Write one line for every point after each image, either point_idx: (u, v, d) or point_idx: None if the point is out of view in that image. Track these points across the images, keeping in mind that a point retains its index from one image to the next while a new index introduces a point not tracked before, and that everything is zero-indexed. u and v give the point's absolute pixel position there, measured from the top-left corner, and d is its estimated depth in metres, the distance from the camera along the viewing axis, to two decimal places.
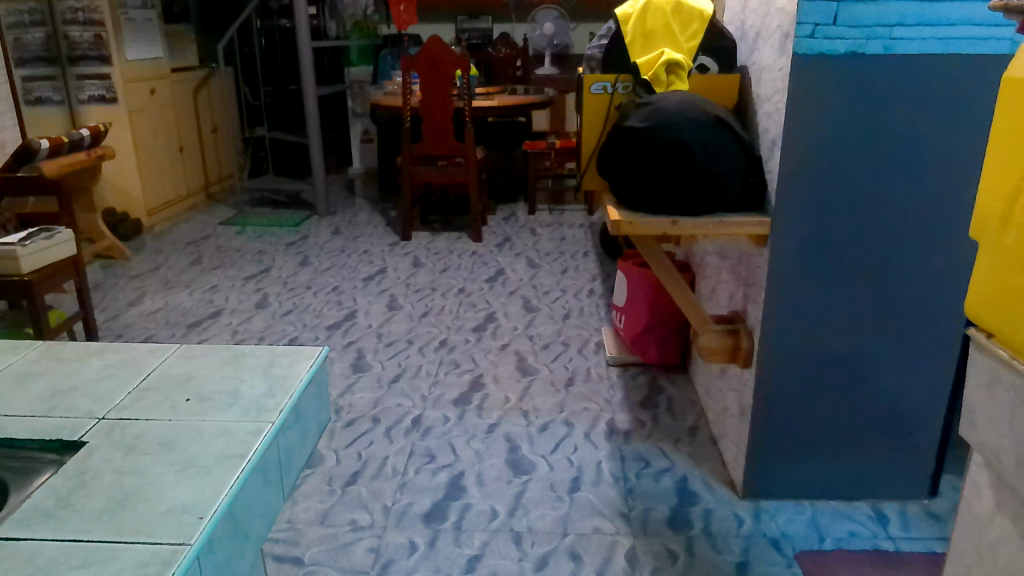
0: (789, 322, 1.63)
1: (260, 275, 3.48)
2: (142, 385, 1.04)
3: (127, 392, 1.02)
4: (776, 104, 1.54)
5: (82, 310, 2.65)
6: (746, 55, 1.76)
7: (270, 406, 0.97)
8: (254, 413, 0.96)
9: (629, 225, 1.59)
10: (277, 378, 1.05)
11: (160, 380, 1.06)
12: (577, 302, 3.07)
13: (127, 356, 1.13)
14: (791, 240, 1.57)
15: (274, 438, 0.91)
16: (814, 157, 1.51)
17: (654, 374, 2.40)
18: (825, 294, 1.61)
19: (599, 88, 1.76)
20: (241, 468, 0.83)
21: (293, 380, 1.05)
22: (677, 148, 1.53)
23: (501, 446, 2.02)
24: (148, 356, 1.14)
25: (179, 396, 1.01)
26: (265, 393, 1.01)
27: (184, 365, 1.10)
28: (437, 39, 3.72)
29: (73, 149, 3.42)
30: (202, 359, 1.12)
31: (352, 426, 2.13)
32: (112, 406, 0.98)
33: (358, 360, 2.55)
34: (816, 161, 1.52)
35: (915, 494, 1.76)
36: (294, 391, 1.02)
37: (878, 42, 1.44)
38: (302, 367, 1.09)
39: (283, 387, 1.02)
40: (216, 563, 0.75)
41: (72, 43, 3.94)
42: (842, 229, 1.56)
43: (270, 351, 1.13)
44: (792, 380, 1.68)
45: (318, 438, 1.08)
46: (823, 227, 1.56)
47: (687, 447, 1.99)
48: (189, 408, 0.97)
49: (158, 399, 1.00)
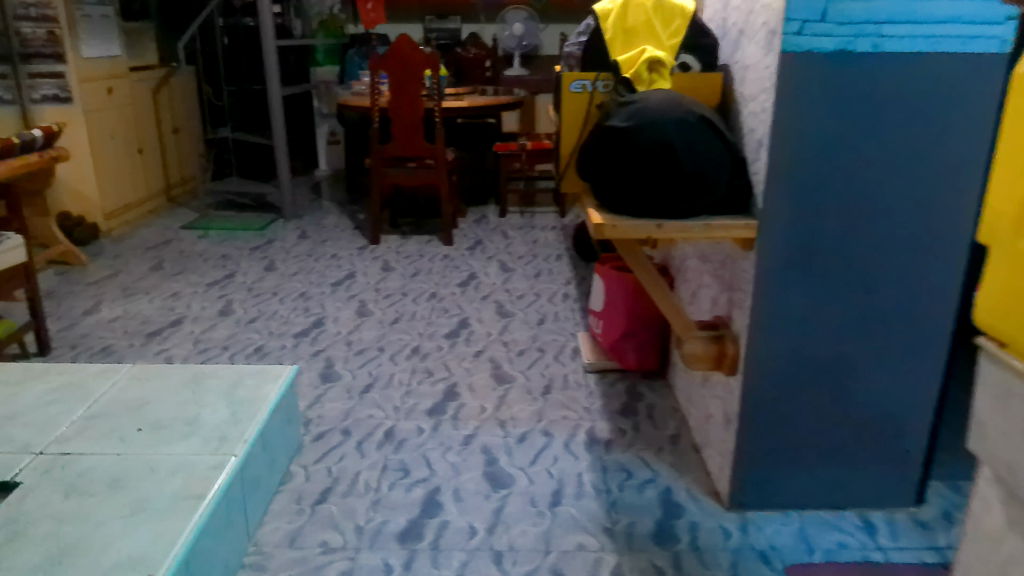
0: (776, 324, 1.58)
1: (224, 281, 3.36)
2: (83, 417, 1.62)
3: (68, 423, 1.60)
4: (761, 105, 1.50)
5: (35, 319, 2.56)
6: (728, 53, 1.71)
7: (234, 438, 1.55)
8: (216, 446, 1.53)
9: (612, 229, 1.53)
10: (238, 405, 1.68)
11: (104, 411, 1.64)
12: (552, 306, 3.01)
13: (77, 382, 1.77)
14: (782, 238, 1.52)
15: (243, 462, 1.50)
16: (805, 155, 1.46)
17: (633, 381, 2.34)
18: (811, 296, 1.57)
19: (579, 86, 1.69)
20: (207, 500, 1.35)
21: (263, 403, 1.69)
22: (663, 150, 1.48)
23: (478, 458, 1.95)
24: (96, 381, 1.78)
25: (131, 428, 1.58)
26: (227, 427, 1.60)
27: (130, 393, 1.72)
28: (406, 37, 3.63)
29: (25, 150, 3.27)
30: (150, 386, 1.75)
31: (320, 440, 2.04)
32: (55, 436, 1.55)
33: (328, 369, 2.46)
34: (806, 162, 1.47)
35: (902, 501, 1.73)
36: (265, 410, 1.66)
37: (867, 40, 1.40)
38: (275, 385, 1.77)
39: (248, 418, 1.63)
40: (256, 488, 1.58)
41: (25, 40, 3.78)
42: (831, 230, 1.52)
43: (225, 375, 1.81)
44: (782, 385, 1.63)
45: (268, 456, 1.65)
46: (812, 226, 1.52)
47: (670, 457, 1.94)
48: (136, 439, 1.54)
49: (101, 430, 1.57)
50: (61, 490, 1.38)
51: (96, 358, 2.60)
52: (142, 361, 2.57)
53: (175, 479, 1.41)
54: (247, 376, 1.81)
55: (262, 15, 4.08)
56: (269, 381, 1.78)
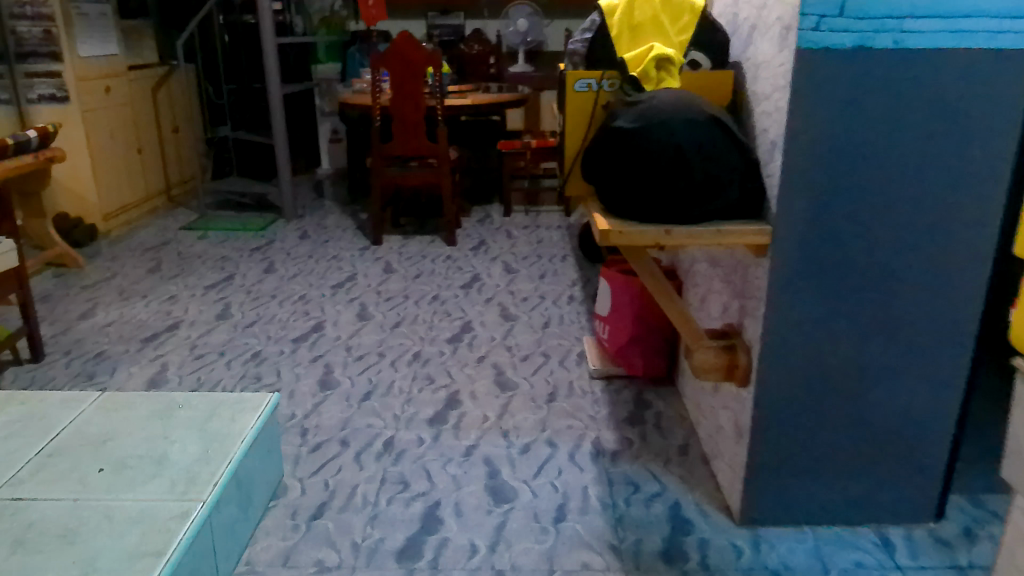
0: (790, 333, 1.51)
1: (222, 283, 3.30)
2: (41, 455, 1.55)
3: (25, 462, 1.53)
4: (775, 104, 1.42)
5: (27, 324, 2.51)
6: (740, 49, 1.64)
7: (204, 480, 1.47)
8: (183, 490, 1.44)
9: (618, 235, 1.45)
10: (210, 439, 1.60)
11: (65, 448, 1.57)
12: (557, 309, 2.94)
13: (42, 415, 1.70)
14: (796, 242, 1.44)
15: (212, 508, 1.42)
16: (822, 156, 1.39)
17: (640, 388, 2.27)
18: (827, 303, 1.49)
19: (584, 85, 1.62)
20: (167, 554, 1.26)
21: (239, 439, 1.60)
22: (671, 153, 1.41)
23: (479, 470, 1.89)
24: (61, 414, 1.71)
25: (91, 467, 1.51)
26: (199, 465, 1.51)
27: (95, 427, 1.65)
28: (408, 34, 3.56)
29: (19, 152, 3.22)
30: (119, 418, 1.69)
31: (317, 451, 1.98)
32: (10, 477, 1.48)
33: (326, 376, 2.40)
34: (823, 163, 1.39)
35: (921, 516, 1.66)
36: (239, 448, 1.57)
37: (887, 35, 1.32)
38: (254, 415, 1.69)
39: (221, 456, 1.54)
40: (226, 533, 1.50)
41: (20, 38, 3.72)
42: (849, 234, 1.45)
43: (199, 405, 1.74)
44: (797, 396, 1.56)
45: (242, 497, 1.57)
46: (829, 231, 1.44)
47: (678, 469, 1.87)
48: (95, 481, 1.47)
49: (59, 470, 1.50)
50: (8, 544, 1.30)
51: (90, 364, 2.55)
52: (137, 367, 2.52)
53: (134, 531, 1.32)
54: (225, 406, 1.73)
55: (261, 12, 4.02)
56: (247, 413, 1.70)
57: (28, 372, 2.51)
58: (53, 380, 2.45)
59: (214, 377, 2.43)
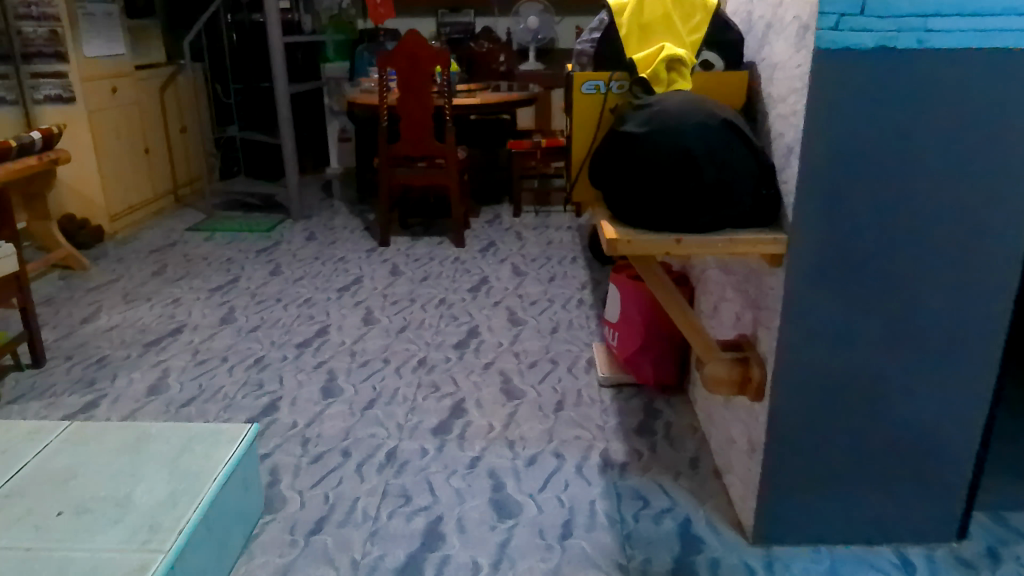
0: (806, 342, 1.44)
1: (227, 286, 3.27)
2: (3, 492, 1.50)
3: None
4: (792, 107, 1.36)
5: (28, 329, 2.49)
6: (755, 49, 1.57)
7: (171, 524, 1.39)
8: (149, 536, 1.37)
9: (626, 244, 1.39)
10: (182, 477, 1.53)
11: (27, 486, 1.51)
12: (566, 313, 2.87)
13: (7, 448, 1.64)
14: (814, 248, 1.38)
15: (178, 555, 1.34)
16: (842, 158, 1.32)
17: (651, 397, 2.21)
18: (845, 312, 1.42)
19: (592, 87, 1.56)
20: None
21: (212, 475, 1.54)
22: (682, 159, 1.35)
23: (483, 483, 1.83)
24: (26, 446, 1.65)
25: (53, 508, 1.45)
26: (168, 506, 1.44)
27: (60, 461, 1.59)
28: (415, 33, 3.50)
29: (23, 154, 3.20)
30: (86, 451, 1.63)
31: (318, 462, 1.94)
32: None
33: (330, 383, 2.35)
34: (843, 165, 1.33)
35: (942, 536, 1.59)
36: (211, 487, 1.50)
37: (911, 35, 1.25)
38: (230, 448, 1.63)
39: (192, 497, 1.47)
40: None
41: (26, 39, 3.69)
42: (869, 239, 1.38)
43: (172, 438, 1.67)
44: (814, 409, 1.49)
45: (215, 540, 1.49)
46: (848, 236, 1.37)
47: (689, 483, 1.81)
48: (56, 523, 1.40)
49: (20, 511, 1.44)
50: None
51: (91, 370, 2.51)
52: (138, 373, 2.48)
53: None
54: (199, 439, 1.67)
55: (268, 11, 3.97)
56: (223, 445, 1.64)
57: (28, 377, 2.48)
58: (53, 386, 2.42)
59: (215, 383, 2.39)
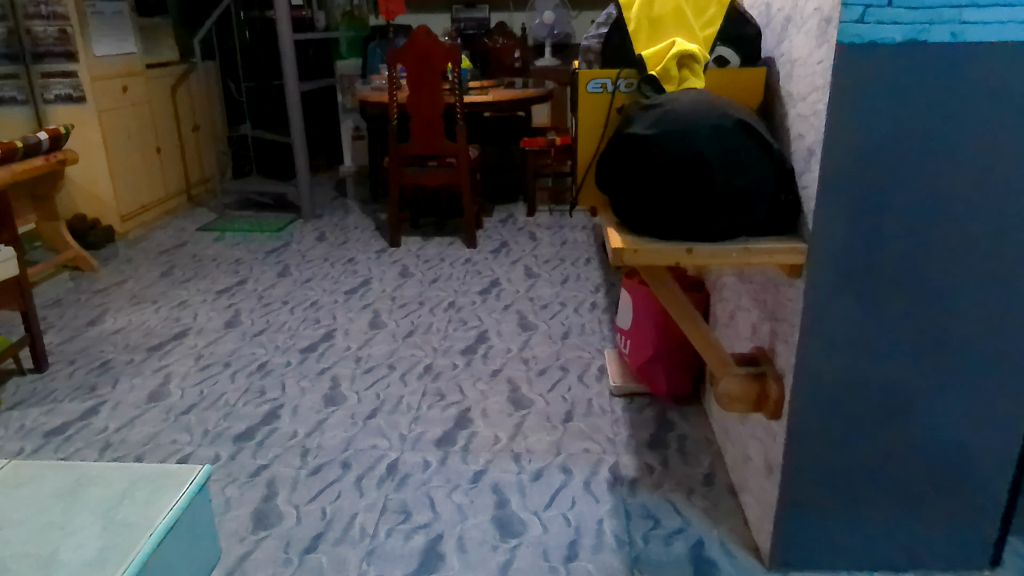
0: (828, 351, 1.34)
1: (234, 288, 3.22)
2: None
3: None
4: (813, 106, 1.27)
5: (29, 333, 2.45)
6: (773, 44, 1.48)
7: None
8: None
9: (634, 254, 1.31)
10: (114, 528, 1.22)
11: None
12: (578, 318, 2.79)
13: None
14: (836, 249, 1.28)
15: None
16: (869, 153, 1.22)
17: (664, 407, 2.12)
18: (870, 319, 1.32)
19: (598, 85, 1.47)
20: None
21: (149, 530, 1.21)
22: (694, 163, 1.26)
23: (487, 499, 1.76)
24: None
25: None
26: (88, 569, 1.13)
27: None
28: (425, 29, 3.43)
29: (29, 154, 3.17)
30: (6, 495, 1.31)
31: (317, 474, 1.88)
32: None
33: (332, 391, 2.29)
34: (870, 161, 1.23)
35: (974, 564, 1.48)
36: (144, 545, 1.18)
37: (945, 28, 1.15)
38: (177, 495, 1.30)
39: (119, 557, 1.15)
40: None
41: (36, 38, 3.66)
42: (895, 240, 1.27)
43: (112, 478, 1.35)
44: (835, 424, 1.39)
45: None
46: (873, 236, 1.27)
47: (702, 501, 1.72)
48: None
49: None
50: None
51: (92, 375, 2.47)
52: (140, 379, 2.43)
53: None
54: (142, 483, 1.33)
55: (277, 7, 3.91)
56: (167, 492, 1.31)
57: (29, 382, 2.44)
58: (54, 391, 2.37)
59: (217, 390, 2.33)
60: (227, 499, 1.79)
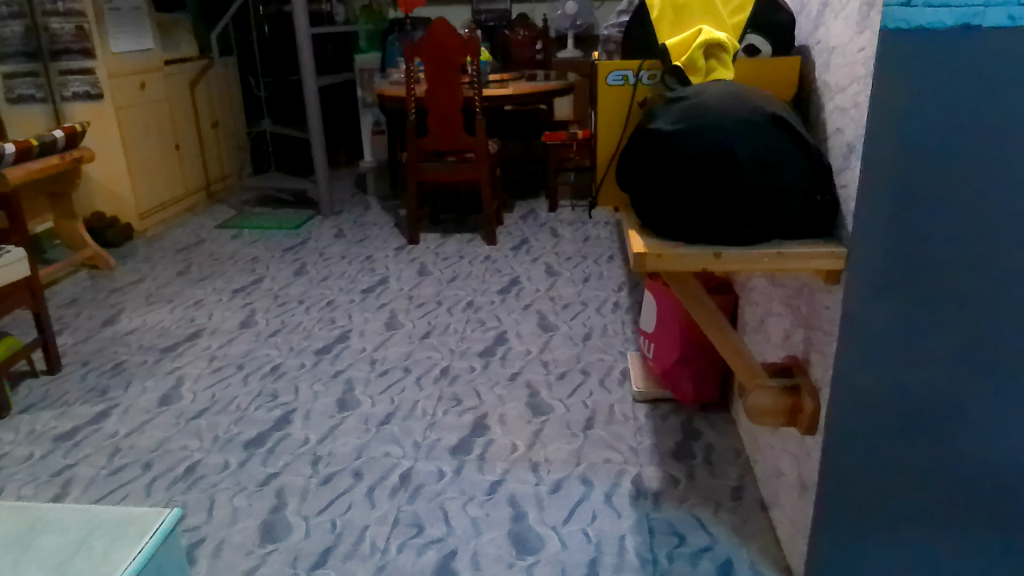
0: (869, 356, 1.23)
1: (250, 287, 3.17)
2: None
3: None
4: (853, 98, 1.16)
5: (41, 335, 2.42)
6: (808, 32, 1.38)
7: None
8: None
9: (657, 259, 1.21)
10: None
11: None
12: (600, 318, 2.70)
13: None
14: (877, 246, 1.17)
15: None
16: (913, 146, 1.11)
17: (689, 415, 2.03)
18: (915, 325, 1.20)
19: (619, 77, 1.38)
20: None
21: None
22: (723, 161, 1.16)
23: (503, 512, 1.68)
24: None
25: None
26: None
27: None
28: (443, 20, 3.36)
29: (45, 153, 3.14)
30: None
31: (328, 484, 1.81)
32: None
33: (346, 395, 2.22)
34: (915, 151, 1.11)
35: None
36: None
37: (1001, 10, 1.04)
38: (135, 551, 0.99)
39: None
40: None
41: (53, 35, 3.65)
42: (943, 240, 1.16)
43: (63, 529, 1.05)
44: (878, 436, 1.27)
45: None
46: (919, 237, 1.16)
47: (730, 517, 1.63)
48: None
49: None
50: None
51: (105, 378, 2.43)
52: (152, 381, 2.39)
53: None
54: (103, 530, 1.03)
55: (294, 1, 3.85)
56: (125, 546, 1.00)
57: (42, 385, 2.40)
58: (66, 394, 2.34)
59: (228, 394, 2.28)
60: (235, 510, 1.73)
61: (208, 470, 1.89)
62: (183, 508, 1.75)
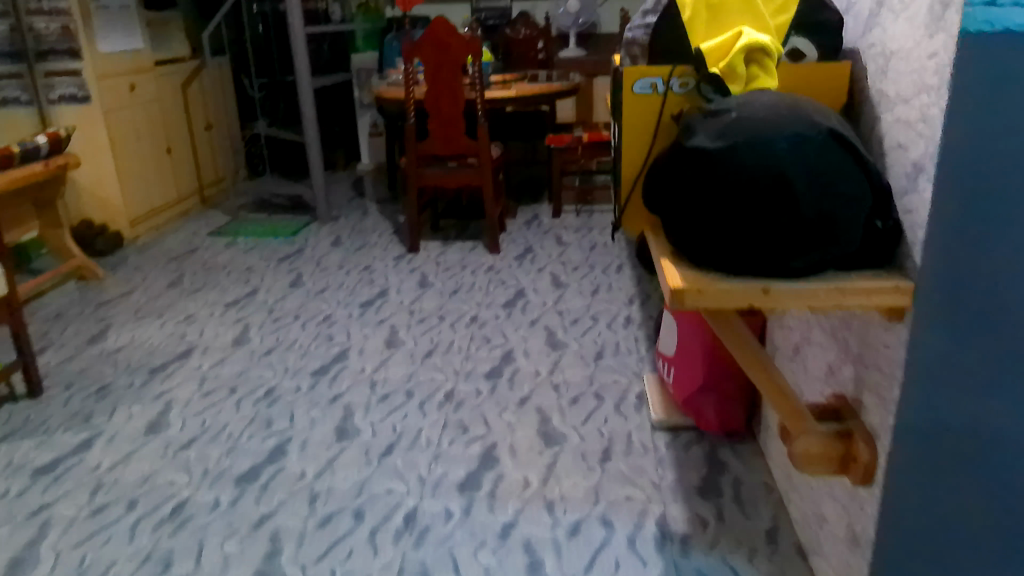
0: (927, 402, 1.05)
1: (244, 300, 3.03)
2: None
3: None
4: (920, 111, 1.01)
5: (22, 357, 2.27)
6: (858, 34, 1.23)
7: None
8: None
9: (696, 296, 1.07)
10: None
11: None
12: (612, 335, 2.56)
13: None
14: (942, 279, 1.00)
15: None
16: (993, 168, 0.93)
17: (713, 445, 1.89)
18: (990, 374, 1.02)
19: (647, 85, 1.23)
20: None
21: None
22: (773, 184, 1.02)
23: (518, 559, 1.54)
24: None
25: None
26: None
27: None
28: (443, 19, 3.20)
29: (27, 160, 2.99)
30: None
31: (328, 525, 1.67)
32: None
33: (345, 423, 2.08)
34: (994, 175, 0.93)
35: None
36: None
37: None
38: None
39: None
40: None
41: (39, 36, 3.47)
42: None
43: None
44: (935, 495, 1.10)
45: None
46: (999, 274, 0.97)
47: (766, 565, 1.49)
48: None
49: None
50: None
51: (90, 402, 2.28)
52: (139, 407, 2.24)
53: None
54: None
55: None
56: None
57: (22, 410, 2.26)
58: (47, 421, 2.19)
59: (220, 420, 2.13)
60: (226, 558, 1.59)
61: (197, 511, 1.75)
62: (170, 555, 1.61)
